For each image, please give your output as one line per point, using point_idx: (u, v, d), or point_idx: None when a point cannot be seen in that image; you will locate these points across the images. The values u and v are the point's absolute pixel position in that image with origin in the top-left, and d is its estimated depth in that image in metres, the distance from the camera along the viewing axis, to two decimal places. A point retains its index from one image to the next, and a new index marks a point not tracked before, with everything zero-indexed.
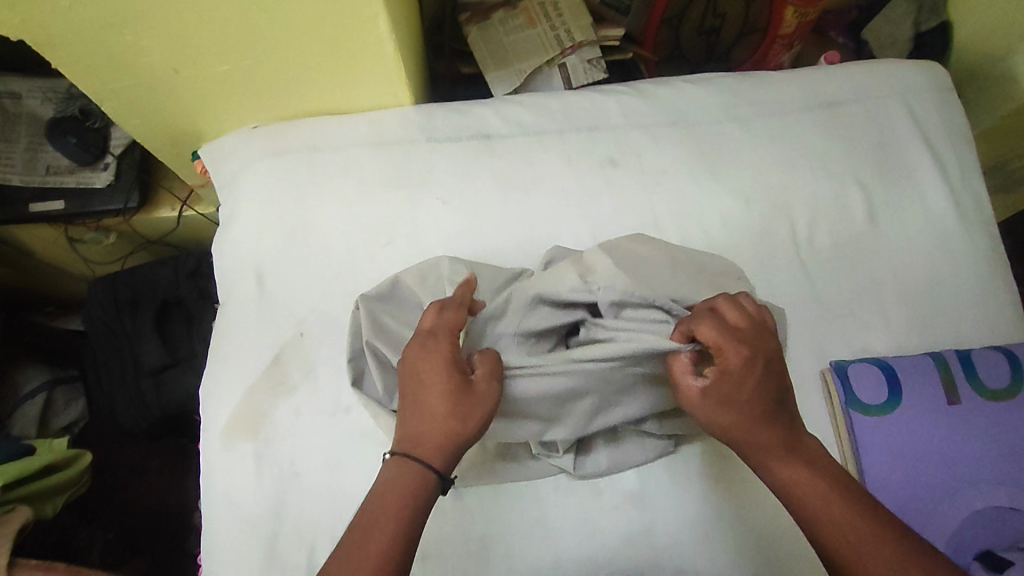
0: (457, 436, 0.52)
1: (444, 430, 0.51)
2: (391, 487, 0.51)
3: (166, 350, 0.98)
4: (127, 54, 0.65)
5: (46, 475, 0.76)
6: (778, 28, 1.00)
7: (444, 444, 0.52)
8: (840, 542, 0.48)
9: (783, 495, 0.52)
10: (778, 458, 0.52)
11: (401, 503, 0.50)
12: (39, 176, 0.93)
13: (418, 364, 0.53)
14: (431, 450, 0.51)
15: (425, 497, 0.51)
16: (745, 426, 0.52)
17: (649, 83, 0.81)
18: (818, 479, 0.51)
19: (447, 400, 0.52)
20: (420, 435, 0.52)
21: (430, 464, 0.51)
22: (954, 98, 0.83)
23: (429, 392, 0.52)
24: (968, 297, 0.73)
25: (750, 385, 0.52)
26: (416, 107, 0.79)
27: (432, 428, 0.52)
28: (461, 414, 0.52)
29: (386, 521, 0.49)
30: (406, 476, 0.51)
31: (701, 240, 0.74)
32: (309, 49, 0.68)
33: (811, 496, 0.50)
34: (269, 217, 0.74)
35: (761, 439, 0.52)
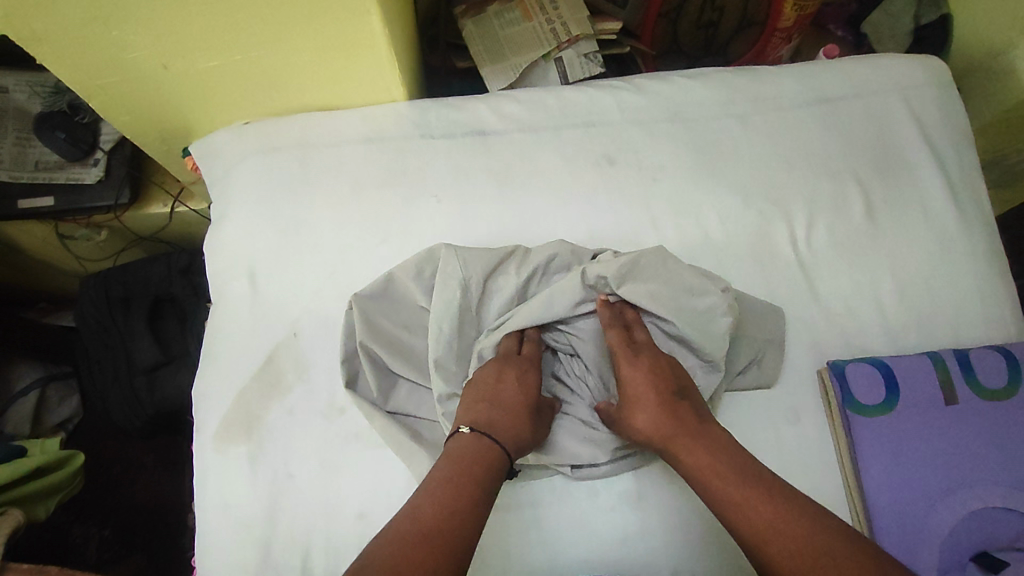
0: (529, 437, 0.59)
1: (523, 434, 0.58)
2: (470, 454, 0.54)
3: (160, 348, 0.97)
4: (113, 49, 0.64)
5: (38, 475, 0.75)
6: (777, 22, 0.97)
7: (518, 440, 0.58)
8: (744, 520, 0.49)
9: (695, 483, 0.54)
10: (681, 443, 0.55)
11: (479, 469, 0.53)
12: (28, 171, 0.91)
13: (508, 373, 0.61)
14: (510, 439, 0.57)
15: (498, 473, 0.54)
16: (646, 418, 0.58)
17: (646, 78, 0.80)
18: (719, 460, 0.53)
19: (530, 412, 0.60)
20: (501, 424, 0.57)
21: (506, 446, 0.56)
22: (954, 93, 0.82)
23: (521, 399, 0.59)
24: (967, 295, 0.73)
25: (638, 383, 0.60)
26: (410, 103, 0.78)
27: (516, 422, 0.58)
28: (535, 428, 0.60)
29: (465, 481, 0.51)
30: (483, 447, 0.55)
31: (699, 238, 0.74)
32: (300, 44, 0.66)
33: (716, 476, 0.52)
34: (262, 216, 0.73)
35: (664, 427, 0.57)
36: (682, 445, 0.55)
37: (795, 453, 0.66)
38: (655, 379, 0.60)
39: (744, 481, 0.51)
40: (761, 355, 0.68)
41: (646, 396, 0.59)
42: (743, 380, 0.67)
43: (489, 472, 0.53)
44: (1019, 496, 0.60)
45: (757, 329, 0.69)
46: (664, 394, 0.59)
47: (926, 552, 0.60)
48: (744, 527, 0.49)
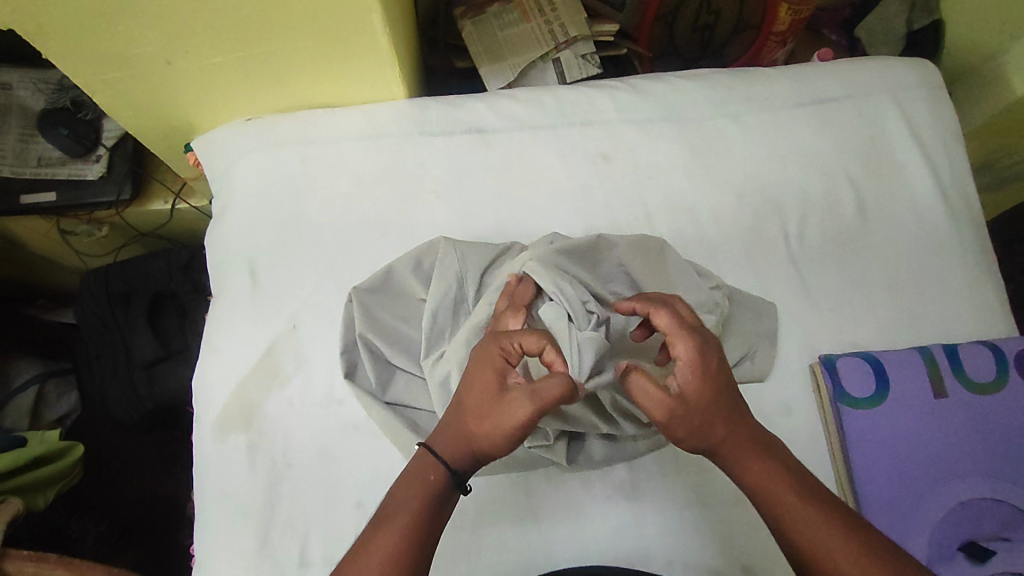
0: (476, 436, 0.52)
1: (466, 436, 0.52)
2: (402, 492, 0.51)
3: (159, 343, 0.97)
4: (118, 45, 0.65)
5: (39, 465, 0.76)
6: (772, 25, 1.00)
7: (461, 445, 0.52)
8: (820, 549, 0.47)
9: (762, 501, 0.51)
10: (748, 458, 0.52)
11: (408, 509, 0.50)
12: (30, 167, 0.92)
13: (479, 360, 0.53)
14: (447, 453, 0.52)
15: (435, 507, 0.51)
16: (706, 425, 0.51)
17: (643, 79, 0.82)
18: (785, 478, 0.51)
19: (482, 405, 0.51)
20: (445, 432, 0.53)
21: (438, 464, 0.52)
22: (944, 95, 0.84)
23: (475, 395, 0.52)
24: (956, 292, 0.74)
25: (707, 378, 0.51)
26: (410, 101, 0.79)
27: (460, 423, 0.53)
28: (484, 426, 0.51)
29: (394, 529, 0.49)
30: (415, 476, 0.52)
31: (692, 234, 0.75)
32: (302, 42, 0.68)
33: (789, 496, 0.50)
34: (262, 210, 0.74)
35: (727, 439, 0.52)
36: (749, 462, 0.51)
37: (788, 444, 0.67)
38: (720, 382, 0.52)
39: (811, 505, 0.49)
40: (755, 346, 0.69)
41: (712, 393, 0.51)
42: (738, 373, 0.68)
43: (423, 511, 0.50)
44: (1005, 485, 0.63)
45: (751, 325, 0.69)
46: (730, 397, 0.52)
47: (919, 543, 0.61)
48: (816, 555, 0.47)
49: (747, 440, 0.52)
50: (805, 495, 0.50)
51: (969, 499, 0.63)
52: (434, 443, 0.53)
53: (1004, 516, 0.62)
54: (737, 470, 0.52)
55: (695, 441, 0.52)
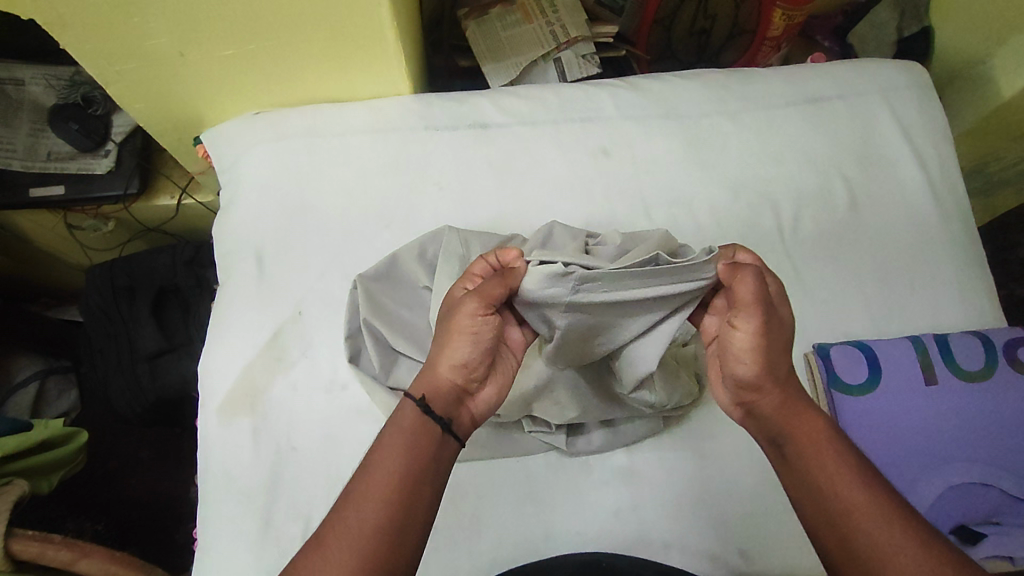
0: (441, 356, 0.53)
1: (434, 363, 0.54)
2: (385, 435, 0.50)
3: (162, 336, 0.99)
4: (134, 36, 0.67)
5: (43, 450, 0.77)
6: (767, 31, 1.02)
7: (431, 373, 0.53)
8: (857, 509, 0.47)
9: (803, 456, 0.51)
10: (796, 412, 0.52)
11: (394, 452, 0.49)
12: (40, 161, 0.94)
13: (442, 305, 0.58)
14: (421, 382, 0.53)
15: (421, 441, 0.50)
16: (774, 353, 0.53)
17: (641, 78, 0.84)
18: (829, 437, 0.51)
19: (444, 327, 0.54)
20: (422, 374, 0.54)
21: (412, 397, 0.52)
22: (934, 96, 0.86)
23: (439, 323, 0.56)
24: (947, 285, 0.76)
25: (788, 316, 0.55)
26: (415, 96, 0.81)
27: (432, 354, 0.54)
28: (446, 343, 0.53)
29: (382, 472, 0.48)
30: (398, 416, 0.51)
31: (689, 227, 0.77)
32: (312, 36, 0.70)
33: (831, 455, 0.50)
34: (270, 200, 0.76)
35: (781, 386, 0.53)
36: (802, 421, 0.52)
37: None
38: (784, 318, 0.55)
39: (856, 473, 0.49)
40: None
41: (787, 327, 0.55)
42: None
43: (411, 446, 0.50)
44: (995, 471, 0.64)
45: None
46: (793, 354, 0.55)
47: None
48: (847, 510, 0.47)
49: (800, 398, 0.53)
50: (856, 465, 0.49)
51: (961, 483, 0.64)
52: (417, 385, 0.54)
53: (994, 501, 0.63)
54: (784, 419, 0.52)
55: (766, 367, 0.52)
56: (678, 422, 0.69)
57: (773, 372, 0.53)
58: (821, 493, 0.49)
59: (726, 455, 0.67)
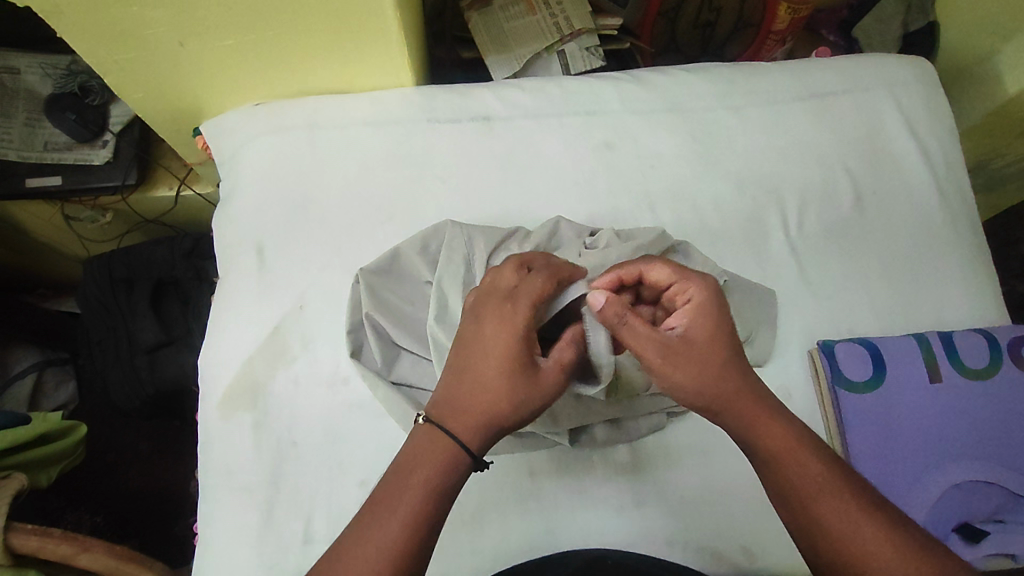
0: (504, 413, 0.51)
1: (490, 412, 0.51)
2: (407, 479, 0.49)
3: (161, 328, 0.97)
4: (133, 25, 0.66)
5: (41, 444, 0.76)
6: (771, 25, 1.02)
7: (486, 426, 0.51)
8: (828, 514, 0.48)
9: (773, 467, 0.51)
10: (760, 422, 0.52)
11: (414, 501, 0.48)
12: (36, 151, 0.93)
13: (492, 327, 0.53)
14: (468, 430, 0.51)
15: (453, 485, 0.50)
16: (703, 378, 0.52)
17: (646, 71, 0.83)
18: (798, 440, 0.51)
19: (513, 381, 0.51)
20: (466, 416, 0.51)
21: (462, 447, 0.51)
22: (940, 91, 0.86)
23: (502, 367, 0.52)
24: (952, 283, 0.75)
25: (710, 326, 0.54)
26: (417, 88, 0.80)
27: (487, 401, 0.51)
28: (517, 403, 0.51)
29: (395, 522, 0.48)
30: (433, 459, 0.50)
31: (694, 222, 0.76)
32: (312, 26, 0.68)
33: (800, 459, 0.50)
34: (271, 192, 0.75)
35: (737, 402, 0.52)
36: (763, 426, 0.52)
37: None
38: (716, 335, 0.54)
39: (830, 481, 0.49)
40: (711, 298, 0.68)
41: (706, 343, 0.53)
42: None
43: (441, 489, 0.49)
44: (1000, 471, 0.63)
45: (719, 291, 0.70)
46: (739, 360, 0.54)
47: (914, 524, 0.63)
48: (827, 520, 0.48)
49: (761, 407, 0.52)
50: (828, 469, 0.50)
51: (963, 482, 0.63)
52: (453, 421, 0.51)
53: (997, 500, 0.63)
54: (748, 433, 0.52)
55: (704, 400, 0.52)
56: (683, 415, 0.68)
57: (715, 399, 0.52)
58: (797, 504, 0.50)
59: (729, 454, 0.67)
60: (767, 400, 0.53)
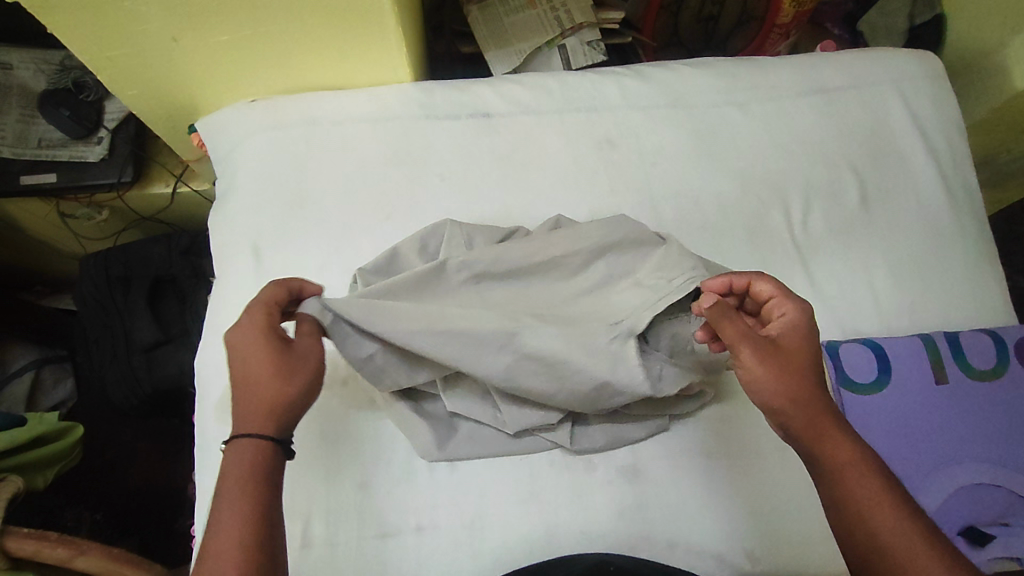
0: (282, 395, 0.51)
1: (266, 399, 0.51)
2: (226, 488, 0.47)
3: (159, 327, 0.96)
4: (125, 20, 0.64)
5: (37, 446, 0.75)
6: (775, 18, 1.01)
7: (279, 412, 0.51)
8: (886, 532, 0.46)
9: (833, 479, 0.49)
10: (826, 436, 0.51)
11: (241, 514, 0.46)
12: (31, 148, 0.91)
13: (235, 331, 0.54)
14: (266, 424, 0.50)
15: (269, 471, 0.49)
16: (787, 388, 0.52)
17: (648, 66, 0.82)
18: (862, 458, 0.50)
19: (266, 364, 0.52)
20: (248, 415, 0.51)
21: (268, 439, 0.50)
22: (947, 85, 0.84)
23: (255, 358, 0.52)
24: (958, 281, 0.74)
25: (802, 342, 0.55)
26: (416, 84, 0.79)
27: (258, 393, 0.51)
28: (286, 382, 0.52)
29: (233, 536, 0.45)
30: (245, 469, 0.48)
31: (697, 221, 0.75)
32: (309, 21, 0.67)
33: (863, 476, 0.48)
34: (267, 191, 0.74)
35: (809, 415, 0.51)
36: (832, 441, 0.50)
37: None
38: (806, 350, 0.54)
39: (891, 501, 0.47)
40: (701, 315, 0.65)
41: (796, 347, 0.54)
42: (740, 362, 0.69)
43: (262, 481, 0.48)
44: (1007, 474, 0.63)
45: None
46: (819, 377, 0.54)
47: None
48: (885, 536, 0.46)
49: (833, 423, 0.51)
50: (889, 489, 0.48)
51: (970, 484, 0.63)
52: (242, 426, 0.50)
53: (1004, 502, 0.63)
54: (813, 445, 0.51)
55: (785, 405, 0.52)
56: (683, 418, 0.68)
57: (797, 408, 0.51)
58: (853, 517, 0.48)
59: (732, 455, 0.67)
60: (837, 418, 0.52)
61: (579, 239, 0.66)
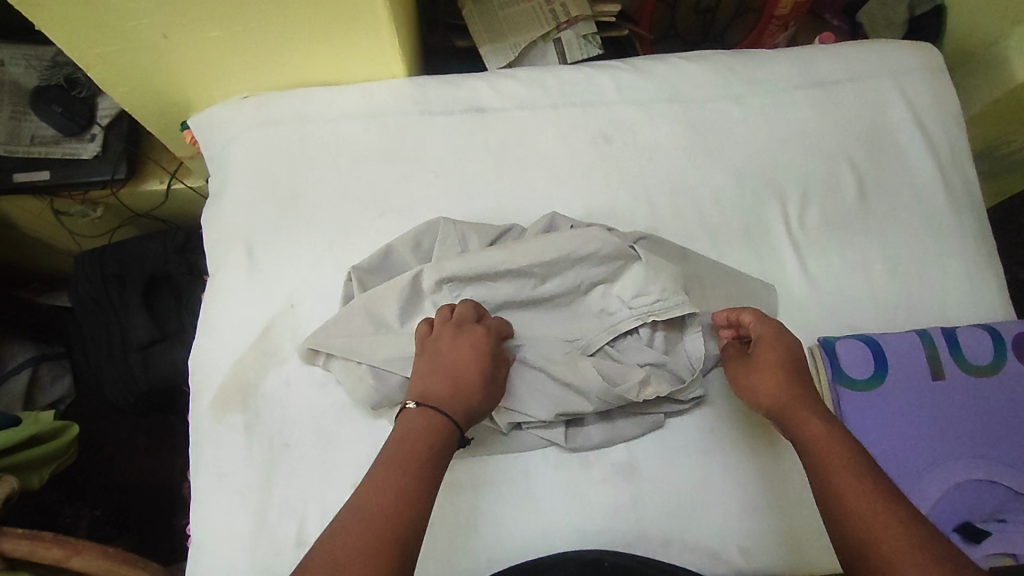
0: (477, 403, 0.57)
1: (468, 399, 0.57)
2: (415, 444, 0.52)
3: (154, 325, 0.96)
4: (114, 17, 0.63)
5: (30, 445, 0.75)
6: (773, 9, 0.99)
7: (469, 411, 0.57)
8: (845, 495, 0.49)
9: (807, 458, 0.54)
10: (802, 424, 0.56)
11: (416, 468, 0.51)
12: (23, 145, 0.91)
13: (458, 335, 0.60)
14: (454, 413, 0.56)
15: (444, 449, 0.53)
16: (764, 394, 0.59)
17: (644, 60, 0.81)
18: (835, 438, 0.53)
19: (478, 373, 0.58)
20: (447, 401, 0.56)
21: (451, 426, 0.55)
22: (947, 78, 0.83)
23: (469, 364, 0.58)
24: (956, 277, 0.74)
25: (780, 355, 0.60)
26: (409, 79, 0.78)
27: (463, 391, 0.57)
28: (485, 393, 0.58)
29: (397, 491, 0.49)
30: (428, 437, 0.53)
31: (693, 216, 0.75)
32: (299, 15, 0.66)
33: (835, 454, 0.52)
34: (259, 188, 0.73)
35: (789, 411, 0.57)
36: (834, 458, 0.52)
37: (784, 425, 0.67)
38: (785, 360, 0.59)
39: (854, 471, 0.51)
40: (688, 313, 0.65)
41: (775, 363, 0.59)
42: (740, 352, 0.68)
43: (437, 450, 0.53)
44: (1004, 469, 0.62)
45: (713, 285, 0.70)
46: (802, 382, 0.58)
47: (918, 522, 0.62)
48: (841, 499, 0.49)
49: (806, 413, 0.56)
50: (857, 463, 0.51)
51: (965, 481, 0.62)
52: (442, 406, 0.56)
53: (999, 498, 0.62)
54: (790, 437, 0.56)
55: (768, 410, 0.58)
56: (681, 414, 0.68)
57: (775, 411, 0.58)
58: (823, 488, 0.51)
59: (727, 452, 0.66)
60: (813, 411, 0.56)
61: (548, 248, 0.66)
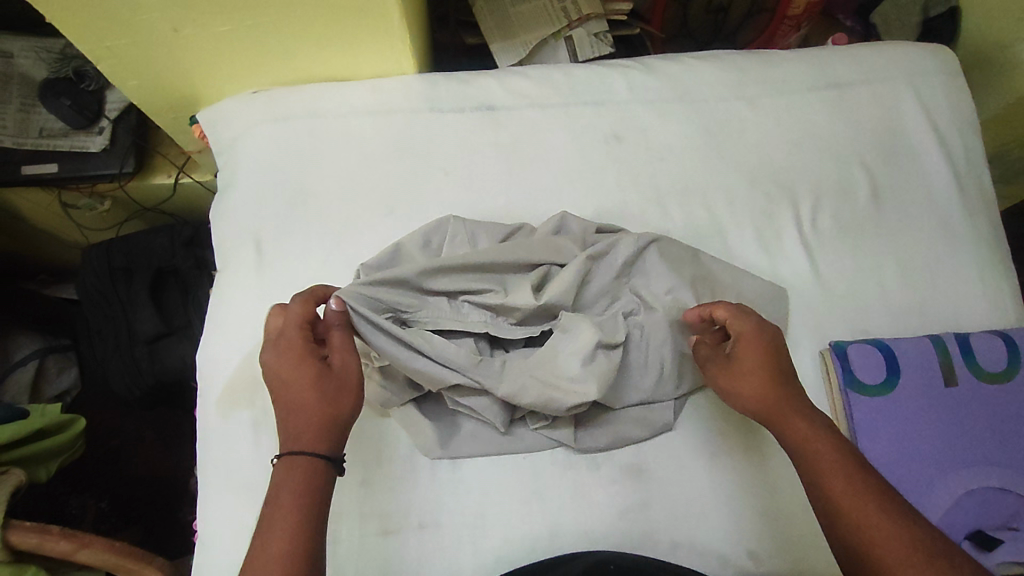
0: (329, 413, 0.53)
1: (313, 417, 0.52)
2: (284, 486, 0.49)
3: (161, 319, 0.96)
4: (125, 11, 0.63)
5: (37, 439, 0.75)
6: (786, 9, 0.99)
7: (324, 424, 0.52)
8: (837, 493, 0.49)
9: (796, 455, 0.53)
10: (788, 419, 0.55)
11: (291, 506, 0.48)
12: (32, 138, 0.91)
13: (275, 364, 0.55)
14: (311, 441, 0.51)
15: (319, 474, 0.50)
16: (749, 393, 0.57)
17: (656, 59, 0.81)
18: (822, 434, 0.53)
19: (308, 387, 0.53)
20: (299, 431, 0.52)
21: (311, 453, 0.51)
22: (963, 81, 0.82)
23: (298, 387, 0.53)
24: (969, 282, 0.73)
25: (759, 352, 0.58)
26: (419, 76, 0.78)
27: (306, 413, 0.52)
28: (326, 399, 0.53)
29: (285, 532, 0.47)
30: (297, 473, 0.50)
31: (705, 217, 0.74)
32: (310, 11, 0.66)
33: (823, 451, 0.52)
34: (269, 184, 0.73)
35: (775, 407, 0.56)
36: (822, 459, 0.51)
37: None
38: (766, 357, 0.58)
39: (845, 466, 0.51)
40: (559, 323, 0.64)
41: (760, 364, 0.57)
42: None
43: (311, 481, 0.50)
44: (1016, 478, 0.62)
45: (725, 286, 0.69)
46: (783, 376, 0.57)
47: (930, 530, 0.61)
48: (834, 499, 0.49)
49: (793, 409, 0.55)
50: (845, 457, 0.51)
51: (977, 488, 0.62)
52: (295, 442, 0.52)
53: (1012, 506, 0.61)
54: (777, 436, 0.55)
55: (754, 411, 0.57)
56: (688, 417, 0.67)
57: (761, 413, 0.57)
58: (814, 487, 0.51)
59: (737, 455, 0.66)
60: (800, 406, 0.55)
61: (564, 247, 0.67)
